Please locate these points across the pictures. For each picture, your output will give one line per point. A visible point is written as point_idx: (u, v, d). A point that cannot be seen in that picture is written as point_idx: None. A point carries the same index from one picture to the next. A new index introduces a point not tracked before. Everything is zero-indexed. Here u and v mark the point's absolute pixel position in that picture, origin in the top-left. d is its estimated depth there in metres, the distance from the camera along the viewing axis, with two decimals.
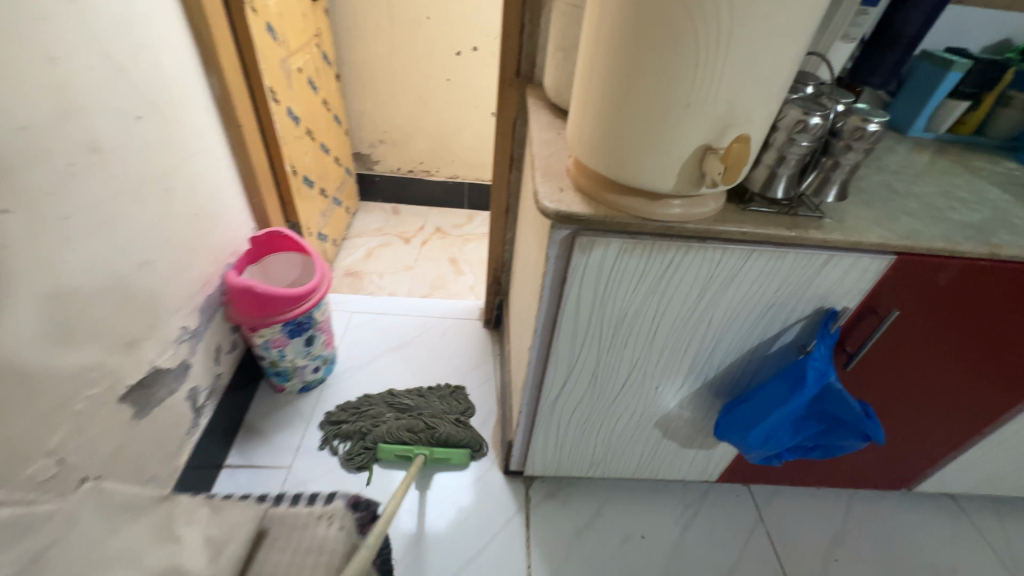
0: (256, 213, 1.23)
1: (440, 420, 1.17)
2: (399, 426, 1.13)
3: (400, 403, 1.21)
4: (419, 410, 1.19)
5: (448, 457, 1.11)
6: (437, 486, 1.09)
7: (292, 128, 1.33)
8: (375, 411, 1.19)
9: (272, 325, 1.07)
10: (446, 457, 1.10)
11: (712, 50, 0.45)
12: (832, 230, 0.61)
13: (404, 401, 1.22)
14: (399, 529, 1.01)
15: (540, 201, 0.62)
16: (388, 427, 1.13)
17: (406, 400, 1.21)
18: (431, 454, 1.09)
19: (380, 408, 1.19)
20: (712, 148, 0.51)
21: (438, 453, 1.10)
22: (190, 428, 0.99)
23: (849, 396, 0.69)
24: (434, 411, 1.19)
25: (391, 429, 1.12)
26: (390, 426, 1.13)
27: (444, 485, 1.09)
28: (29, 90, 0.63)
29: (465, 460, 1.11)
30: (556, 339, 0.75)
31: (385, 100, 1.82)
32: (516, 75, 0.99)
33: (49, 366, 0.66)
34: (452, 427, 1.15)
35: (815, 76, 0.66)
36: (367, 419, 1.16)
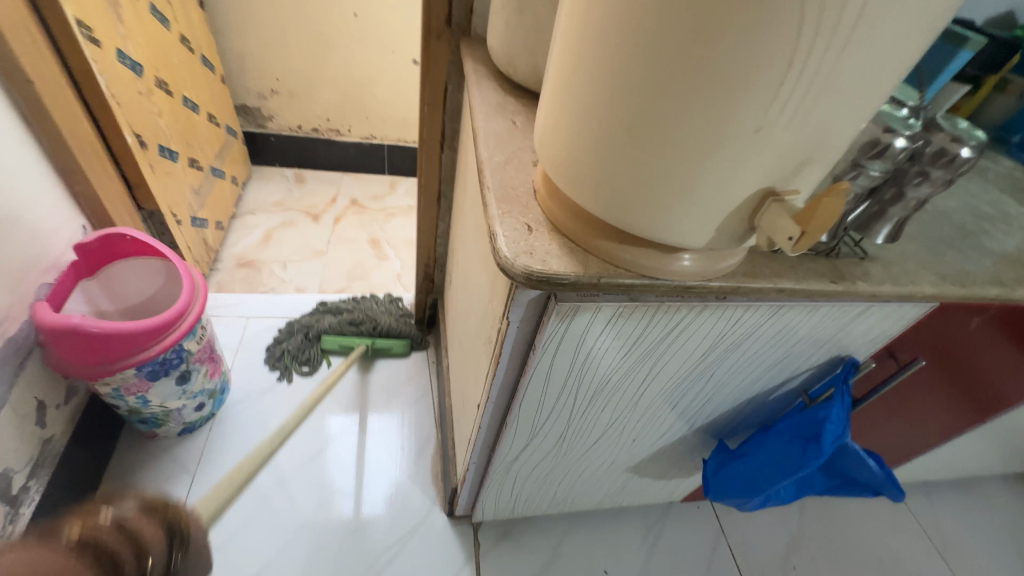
0: (85, 205, 0.88)
1: (378, 309, 1.23)
2: (339, 321, 1.17)
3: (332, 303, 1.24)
4: (355, 305, 1.23)
5: (390, 348, 1.17)
6: (380, 374, 1.15)
7: (130, 79, 0.95)
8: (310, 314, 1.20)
9: (119, 371, 0.78)
10: (388, 347, 1.17)
11: (822, 40, 0.25)
12: (882, 280, 0.46)
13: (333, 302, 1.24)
14: (336, 518, 0.92)
15: (498, 251, 0.40)
16: (330, 322, 1.16)
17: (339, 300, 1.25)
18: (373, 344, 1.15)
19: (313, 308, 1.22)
20: (777, 194, 0.32)
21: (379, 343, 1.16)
22: (5, 525, 0.71)
23: (869, 456, 0.58)
24: (366, 303, 1.24)
25: (332, 323, 1.16)
26: (331, 321, 1.16)
27: (386, 372, 1.16)
28: None
29: (405, 348, 1.19)
30: (517, 407, 0.57)
31: (273, 38, 1.42)
32: (446, 25, 0.73)
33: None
34: (390, 319, 1.21)
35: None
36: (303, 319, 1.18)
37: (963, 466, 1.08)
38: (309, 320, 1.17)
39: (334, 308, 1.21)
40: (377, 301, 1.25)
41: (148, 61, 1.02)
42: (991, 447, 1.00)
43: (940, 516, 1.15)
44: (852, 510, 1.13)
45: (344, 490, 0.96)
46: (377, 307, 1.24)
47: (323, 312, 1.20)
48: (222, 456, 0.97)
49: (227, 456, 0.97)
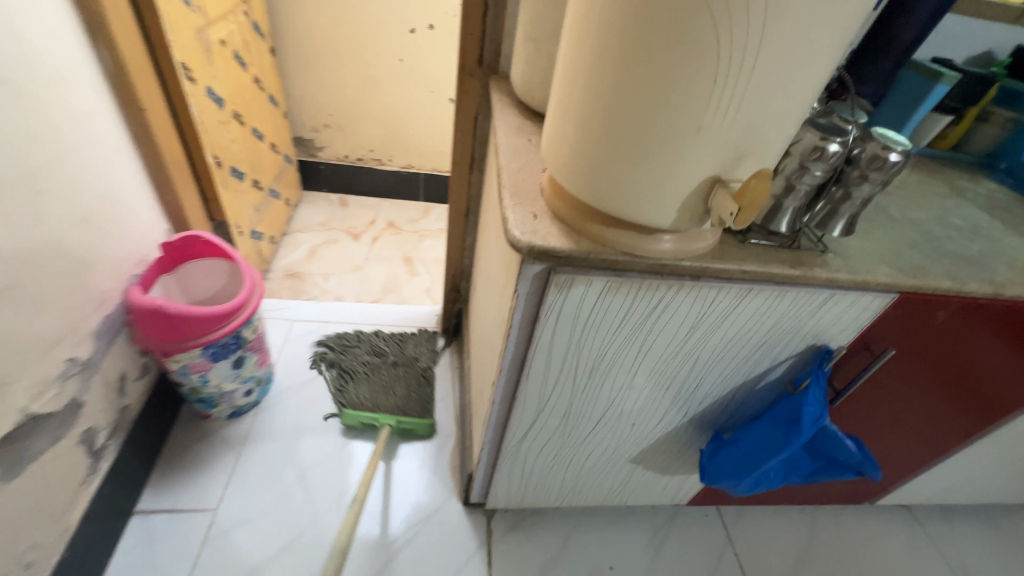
0: (170, 212, 1.04)
1: (413, 382, 1.18)
2: (373, 386, 1.15)
3: (379, 351, 1.24)
4: (397, 365, 1.21)
5: (414, 428, 1.09)
6: (404, 458, 1.08)
7: (214, 110, 1.13)
8: (355, 358, 1.22)
9: (190, 350, 0.91)
10: (411, 428, 1.09)
11: (737, 62, 0.35)
12: (837, 267, 0.54)
13: (381, 350, 1.24)
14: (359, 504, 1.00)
15: (509, 232, 0.50)
16: (366, 386, 1.15)
17: (386, 347, 1.25)
18: (397, 425, 1.07)
19: (359, 353, 1.23)
20: (722, 181, 0.42)
21: (405, 423, 1.08)
22: (86, 476, 0.83)
23: (846, 437, 0.64)
24: (408, 363, 1.22)
25: (366, 389, 1.14)
26: (365, 386, 1.15)
27: (409, 456, 1.09)
28: None
29: (429, 430, 1.10)
30: (525, 379, 0.65)
31: (330, 80, 1.63)
32: (477, 65, 0.87)
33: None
34: (416, 389, 1.16)
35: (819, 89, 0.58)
36: (345, 365, 1.20)
37: (978, 489, 1.08)
38: (355, 349, 1.24)
39: (376, 365, 1.20)
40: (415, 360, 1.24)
41: (229, 97, 1.21)
42: (1003, 466, 1.00)
43: (958, 542, 1.13)
44: (864, 529, 1.12)
45: (373, 507, 1.00)
46: (415, 371, 1.21)
47: (365, 364, 1.20)
48: (263, 441, 1.07)
49: (268, 440, 1.08)
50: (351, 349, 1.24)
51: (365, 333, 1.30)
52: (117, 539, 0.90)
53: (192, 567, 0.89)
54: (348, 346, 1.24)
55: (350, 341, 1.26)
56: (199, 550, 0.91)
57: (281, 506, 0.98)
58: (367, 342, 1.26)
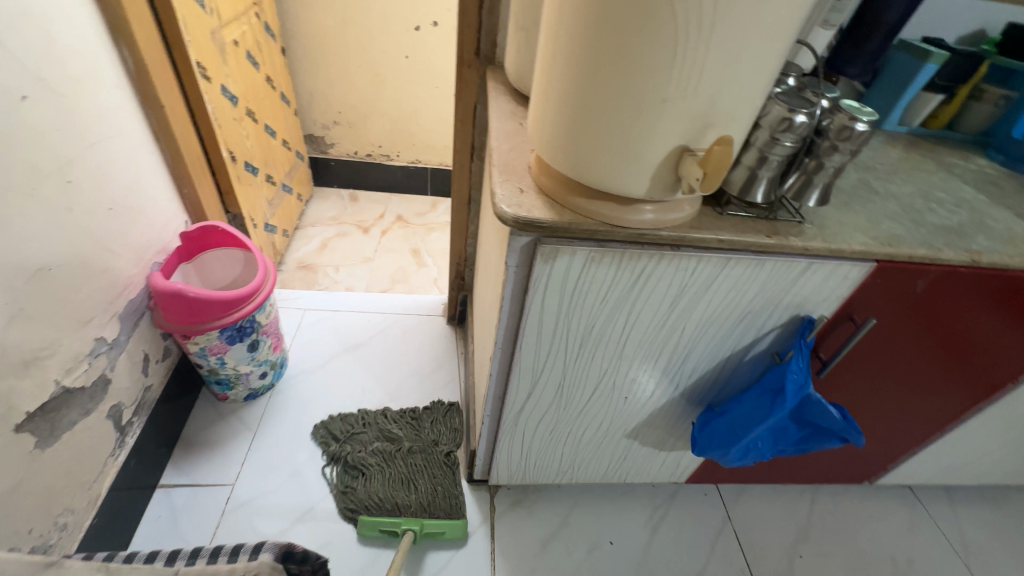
0: (188, 204, 1.10)
1: (435, 471, 1.04)
2: (388, 480, 1.01)
3: (391, 436, 1.09)
4: (414, 451, 1.07)
5: (441, 531, 0.95)
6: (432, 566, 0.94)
7: (228, 108, 1.19)
8: (364, 447, 1.07)
9: (207, 333, 0.96)
10: (440, 532, 0.95)
11: (692, 37, 0.39)
12: (812, 237, 0.56)
13: (395, 435, 1.09)
14: None
15: (496, 206, 0.54)
16: (379, 484, 1.01)
17: (399, 432, 1.10)
18: (422, 530, 0.93)
19: (368, 441, 1.08)
20: (689, 150, 0.45)
21: (430, 526, 0.94)
22: (114, 449, 0.89)
23: (830, 405, 0.66)
24: (426, 449, 1.07)
25: (379, 486, 1.00)
26: (379, 484, 1.00)
27: (437, 564, 0.95)
28: None
29: (460, 532, 0.96)
30: (519, 351, 0.69)
31: (339, 78, 1.68)
32: (475, 56, 0.91)
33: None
34: (441, 482, 1.02)
35: (792, 63, 0.60)
36: (353, 457, 1.05)
37: (981, 470, 1.08)
38: (363, 435, 1.09)
39: (389, 454, 1.05)
40: (433, 443, 1.09)
41: (242, 94, 1.26)
42: (1003, 446, 1.00)
43: (961, 523, 1.14)
44: (865, 510, 1.13)
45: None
46: (437, 458, 1.06)
47: (375, 455, 1.05)
48: (278, 421, 1.13)
49: (283, 417, 1.14)
50: (359, 436, 1.09)
51: (378, 411, 1.15)
52: (143, 509, 0.96)
53: (212, 536, 0.94)
54: (358, 428, 1.11)
55: (355, 427, 1.11)
56: (217, 522, 0.96)
57: (296, 478, 1.04)
58: (378, 425, 1.11)
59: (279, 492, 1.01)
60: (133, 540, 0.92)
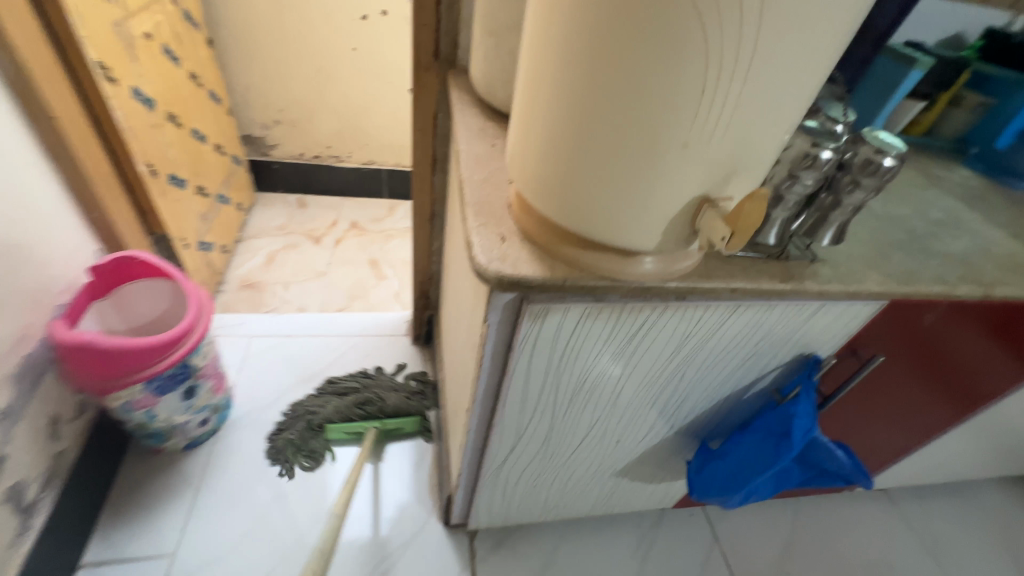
0: (99, 229, 0.94)
1: (384, 385, 1.13)
2: (347, 403, 1.07)
3: (333, 385, 1.12)
4: (358, 385, 1.12)
5: (400, 427, 1.07)
6: (392, 460, 1.05)
7: (143, 113, 1.02)
8: (319, 407, 1.07)
9: (131, 386, 0.82)
10: (398, 427, 1.06)
11: (726, 71, 0.31)
12: (828, 279, 0.50)
13: (348, 386, 1.11)
14: None
15: (474, 260, 0.45)
16: (338, 408, 1.06)
17: (348, 382, 1.12)
18: (383, 427, 1.05)
19: (323, 397, 1.10)
20: (711, 199, 0.37)
21: (390, 423, 1.06)
22: (17, 536, 0.75)
23: (837, 447, 0.61)
24: (386, 388, 1.12)
25: (338, 408, 1.06)
26: (339, 407, 1.06)
27: (399, 457, 1.06)
28: None
29: (416, 427, 1.08)
30: (501, 408, 0.60)
31: (277, 72, 1.51)
32: (434, 58, 0.79)
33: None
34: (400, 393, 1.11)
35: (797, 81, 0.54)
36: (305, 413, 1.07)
37: (951, 469, 1.10)
38: (317, 397, 1.09)
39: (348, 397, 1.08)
40: (392, 386, 1.13)
41: (160, 96, 1.09)
42: (975, 448, 1.02)
43: (931, 519, 1.16)
44: (844, 516, 1.14)
45: (358, 512, 0.97)
46: (381, 382, 1.14)
47: (322, 402, 1.08)
48: (225, 470, 1.00)
49: (231, 466, 1.01)
50: (307, 400, 1.09)
51: (324, 382, 1.14)
52: None
53: None
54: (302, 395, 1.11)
55: (301, 403, 1.09)
56: None
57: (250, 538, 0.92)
58: (324, 388, 1.12)
59: (232, 561, 0.89)
60: None
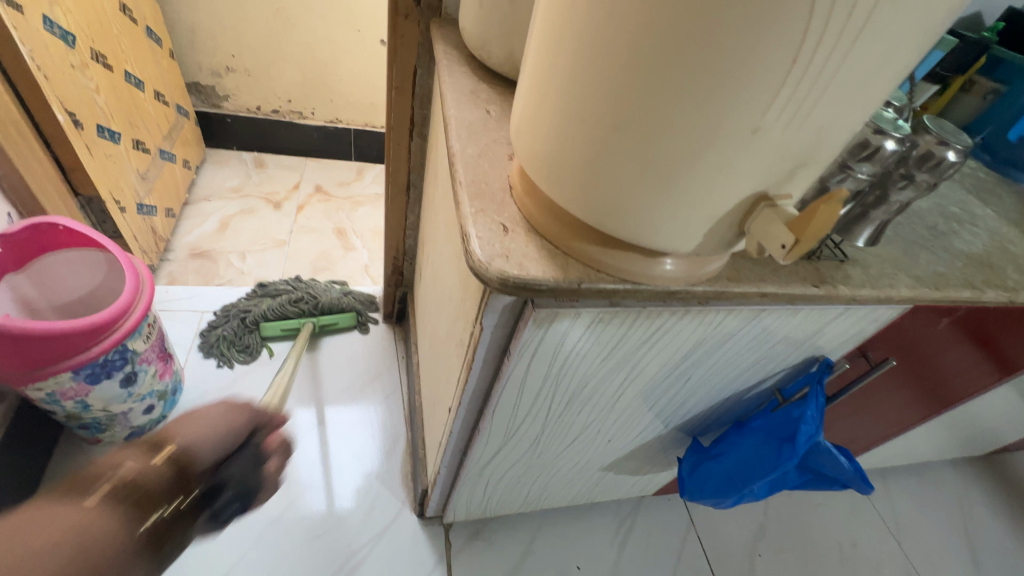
0: (9, 188, 0.79)
1: (313, 286, 1.18)
2: (280, 301, 1.11)
3: (262, 287, 1.16)
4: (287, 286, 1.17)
5: (336, 323, 1.14)
6: (329, 354, 1.12)
7: (60, 50, 0.86)
8: (251, 307, 1.11)
9: (56, 374, 0.71)
10: (333, 322, 1.13)
11: (830, 35, 0.23)
12: (861, 284, 0.45)
13: (278, 288, 1.16)
14: (304, 517, 0.89)
15: (471, 255, 0.37)
16: (271, 305, 1.10)
17: (279, 285, 1.17)
18: (318, 322, 1.12)
19: (253, 298, 1.13)
20: (769, 198, 0.31)
21: (325, 319, 1.13)
22: None
23: (841, 453, 0.59)
24: (316, 286, 1.18)
25: (271, 305, 1.10)
26: (272, 304, 1.11)
27: (334, 350, 1.13)
28: None
29: (351, 322, 1.16)
30: (490, 413, 0.54)
31: (227, 11, 1.32)
32: (415, 5, 0.68)
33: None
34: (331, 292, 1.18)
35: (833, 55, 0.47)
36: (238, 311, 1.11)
37: (918, 454, 1.13)
38: (247, 298, 1.13)
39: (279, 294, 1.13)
40: (322, 286, 1.19)
41: (82, 31, 0.92)
42: (945, 436, 1.04)
43: (893, 500, 1.20)
44: (813, 498, 1.16)
45: (309, 480, 0.93)
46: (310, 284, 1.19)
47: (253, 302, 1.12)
48: None
49: None
50: (238, 303, 1.12)
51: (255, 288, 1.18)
52: None
53: None
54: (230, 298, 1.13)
55: (232, 304, 1.12)
56: None
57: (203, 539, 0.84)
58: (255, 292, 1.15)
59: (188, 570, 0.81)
60: None
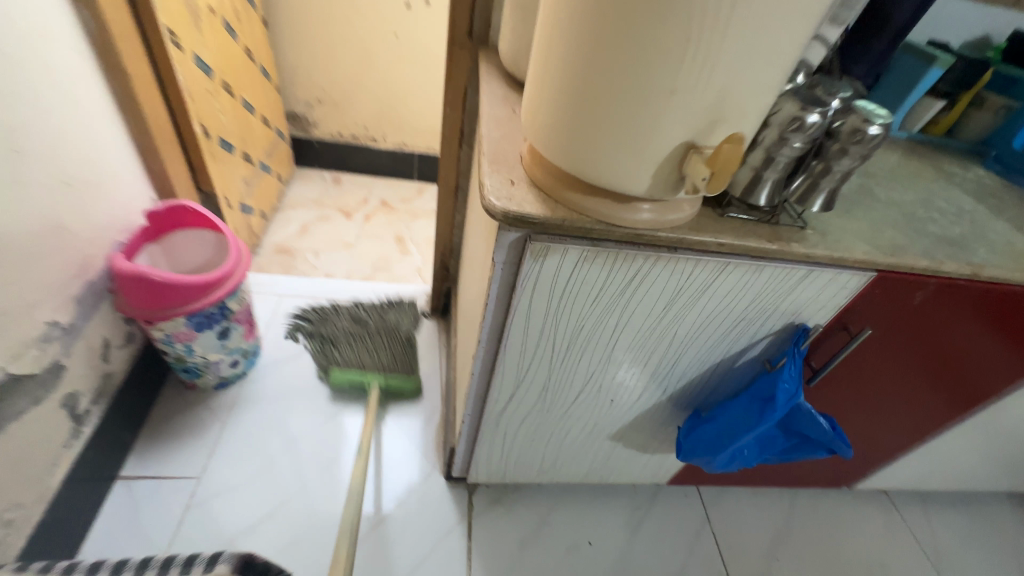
0: (156, 180, 1.04)
1: (400, 346, 1.17)
2: (357, 348, 1.13)
3: (360, 318, 1.20)
4: (381, 330, 1.19)
5: (401, 388, 1.11)
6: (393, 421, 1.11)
7: (202, 79, 1.12)
8: (331, 336, 1.16)
9: (173, 318, 0.91)
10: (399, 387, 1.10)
11: (709, 22, 0.35)
12: (815, 244, 0.54)
13: (362, 317, 1.21)
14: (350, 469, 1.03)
15: (485, 198, 0.50)
16: (348, 350, 1.13)
17: (362, 314, 1.21)
18: (386, 384, 1.09)
19: (339, 320, 1.19)
20: (695, 146, 0.42)
21: (393, 383, 1.10)
22: (70, 439, 0.84)
23: (820, 415, 0.64)
24: (392, 335, 1.18)
25: (348, 351, 1.12)
26: (349, 350, 1.13)
27: (397, 417, 1.12)
28: None
29: (416, 390, 1.12)
30: (503, 350, 0.65)
31: (323, 54, 1.61)
32: (468, 36, 0.86)
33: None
34: (401, 351, 1.16)
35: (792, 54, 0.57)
36: (328, 332, 1.17)
37: (956, 477, 1.09)
38: (335, 316, 1.20)
39: (359, 332, 1.17)
40: (396, 325, 1.21)
41: (218, 66, 1.19)
42: (980, 455, 1.01)
43: (934, 528, 1.15)
44: (841, 514, 1.14)
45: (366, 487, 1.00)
46: (400, 337, 1.19)
47: (346, 330, 1.17)
48: (250, 408, 1.09)
49: (257, 409, 1.09)
50: (325, 317, 1.20)
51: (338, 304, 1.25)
52: (100, 503, 0.91)
53: (174, 533, 0.90)
54: (330, 314, 1.20)
55: (325, 314, 1.21)
56: (181, 517, 0.92)
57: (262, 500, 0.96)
58: (341, 309, 1.22)
59: (257, 502, 0.96)
60: (91, 532, 0.88)
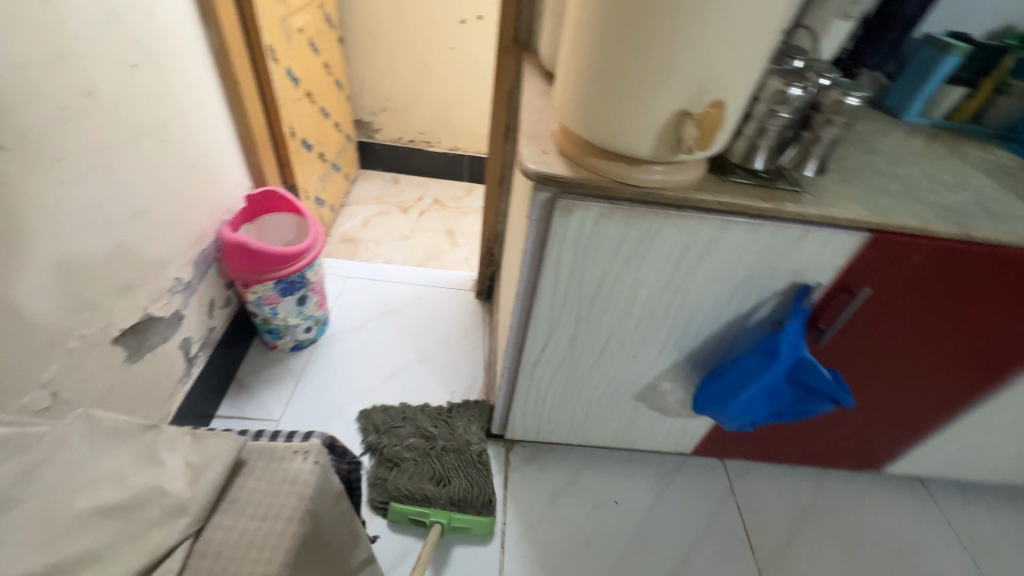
0: (252, 172, 1.24)
1: (471, 471, 1.04)
2: (421, 475, 1.02)
3: (427, 433, 1.10)
4: (449, 449, 1.07)
5: (468, 527, 0.97)
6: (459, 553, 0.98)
7: (291, 88, 1.32)
8: (394, 455, 1.06)
9: (264, 283, 1.09)
10: (466, 527, 0.97)
11: (692, 13, 0.46)
12: (807, 203, 0.62)
13: (430, 431, 1.10)
14: None
15: (522, 163, 0.62)
16: (412, 476, 1.02)
17: (429, 430, 1.10)
18: (449, 523, 0.96)
19: (405, 435, 1.10)
20: (688, 113, 0.52)
21: (458, 521, 0.97)
22: (183, 376, 1.03)
23: (823, 366, 0.71)
24: (461, 456, 1.06)
25: (411, 479, 1.01)
26: (412, 476, 1.02)
27: (462, 555, 0.97)
28: (35, 42, 0.65)
29: (486, 528, 0.98)
30: (536, 302, 0.77)
31: (388, 67, 1.81)
32: (514, 42, 0.99)
33: (23, 298, 0.66)
34: (471, 480, 1.02)
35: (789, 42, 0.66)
36: (390, 449, 1.07)
37: (995, 466, 1.08)
38: (401, 429, 1.11)
39: (424, 450, 1.06)
40: (466, 442, 1.09)
41: (303, 77, 1.40)
42: (1017, 442, 1.00)
43: (973, 521, 1.14)
44: (871, 498, 1.15)
45: None
46: (469, 458, 1.06)
47: (410, 449, 1.07)
48: (320, 369, 1.26)
49: (326, 371, 1.25)
50: (389, 429, 1.11)
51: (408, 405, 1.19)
52: None
53: None
54: (394, 429, 1.11)
55: (393, 421, 1.13)
56: None
57: None
58: (408, 415, 1.15)
59: None
60: None
